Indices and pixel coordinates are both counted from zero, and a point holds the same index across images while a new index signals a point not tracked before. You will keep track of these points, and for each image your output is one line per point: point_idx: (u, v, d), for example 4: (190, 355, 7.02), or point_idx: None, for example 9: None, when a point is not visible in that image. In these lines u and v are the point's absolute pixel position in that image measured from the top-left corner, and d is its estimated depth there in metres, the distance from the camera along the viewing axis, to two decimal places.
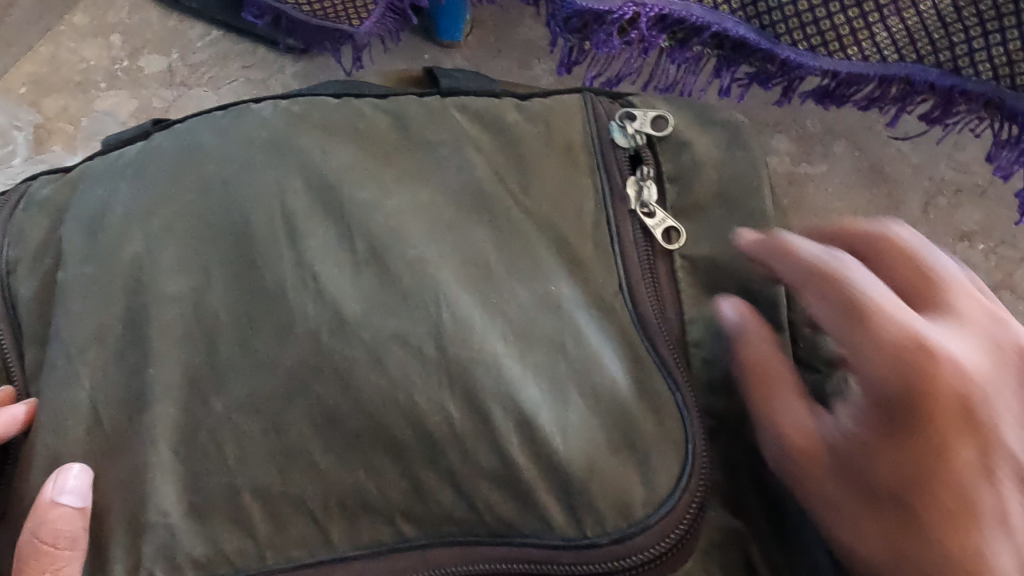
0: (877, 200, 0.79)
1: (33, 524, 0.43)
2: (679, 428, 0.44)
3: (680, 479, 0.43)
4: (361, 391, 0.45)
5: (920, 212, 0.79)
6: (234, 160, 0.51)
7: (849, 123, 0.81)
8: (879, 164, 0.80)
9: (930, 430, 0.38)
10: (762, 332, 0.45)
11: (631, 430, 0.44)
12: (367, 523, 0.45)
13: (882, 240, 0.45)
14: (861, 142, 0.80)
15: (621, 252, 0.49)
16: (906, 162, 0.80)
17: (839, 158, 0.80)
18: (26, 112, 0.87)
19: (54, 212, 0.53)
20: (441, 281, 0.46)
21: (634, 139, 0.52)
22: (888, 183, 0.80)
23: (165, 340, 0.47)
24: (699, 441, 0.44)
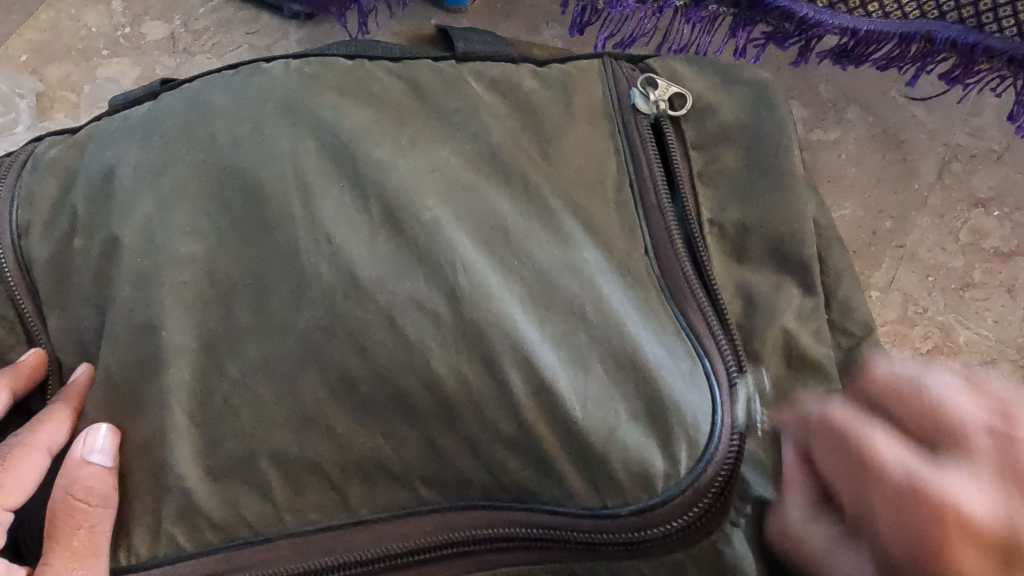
0: (893, 165, 0.75)
1: (63, 482, 0.44)
2: (709, 393, 0.43)
3: (705, 450, 0.42)
4: (378, 357, 0.44)
5: (934, 178, 0.75)
6: (247, 122, 0.50)
7: (863, 90, 0.76)
8: (893, 131, 0.76)
9: None
10: (795, 493, 0.39)
11: (654, 400, 0.43)
12: (385, 487, 0.45)
13: (885, 386, 0.36)
14: (876, 108, 0.76)
15: (646, 217, 0.48)
16: (920, 127, 0.75)
17: (854, 124, 0.76)
18: (28, 80, 0.85)
19: (63, 174, 0.52)
20: (455, 244, 0.45)
21: (656, 106, 0.50)
22: (903, 149, 0.75)
23: (179, 304, 0.47)
24: (727, 409, 0.43)
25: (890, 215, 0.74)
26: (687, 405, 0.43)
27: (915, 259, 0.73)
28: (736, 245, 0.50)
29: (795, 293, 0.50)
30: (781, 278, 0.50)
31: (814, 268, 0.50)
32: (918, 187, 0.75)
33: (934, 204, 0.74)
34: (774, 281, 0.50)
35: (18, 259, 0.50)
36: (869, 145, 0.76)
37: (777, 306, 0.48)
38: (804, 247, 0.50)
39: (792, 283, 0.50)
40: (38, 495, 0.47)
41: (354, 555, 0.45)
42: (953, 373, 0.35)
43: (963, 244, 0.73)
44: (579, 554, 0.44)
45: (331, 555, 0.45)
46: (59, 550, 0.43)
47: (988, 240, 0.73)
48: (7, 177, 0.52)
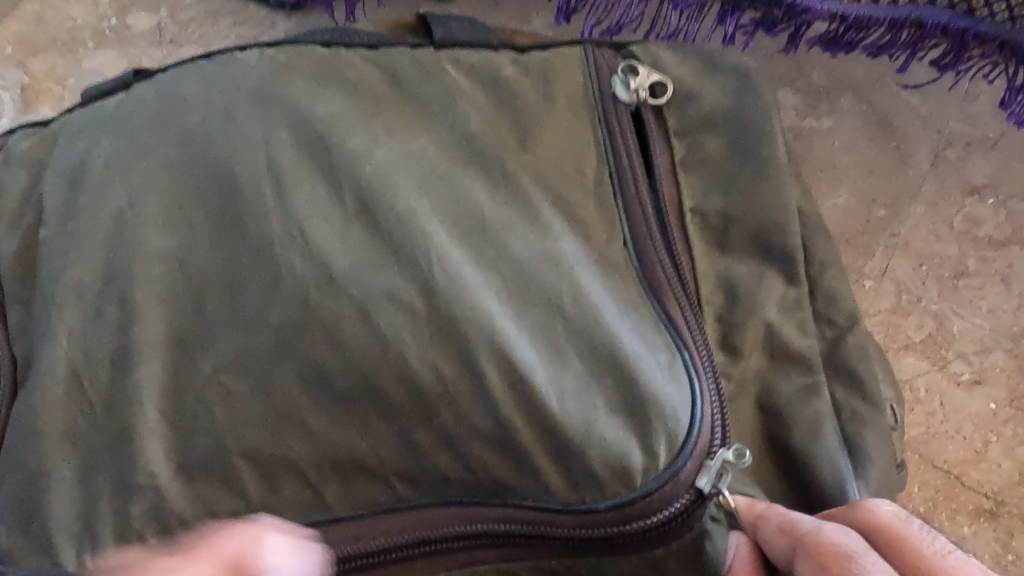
0: (885, 154, 0.74)
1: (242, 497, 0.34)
2: (689, 385, 0.43)
3: (685, 444, 0.41)
4: (352, 351, 0.43)
5: (928, 166, 0.73)
6: (219, 111, 0.49)
7: (857, 76, 0.74)
8: (888, 118, 0.74)
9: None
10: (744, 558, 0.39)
11: (633, 393, 0.42)
12: (361, 483, 0.44)
13: (886, 531, 0.36)
14: (870, 95, 0.74)
15: (625, 208, 0.47)
16: (915, 113, 0.73)
17: (847, 112, 0.74)
18: (12, 72, 0.84)
19: (33, 166, 0.53)
20: (431, 235, 0.44)
21: (636, 95, 0.49)
22: (897, 136, 0.74)
23: (150, 298, 0.46)
24: (708, 403, 0.43)
25: (884, 203, 0.73)
26: (666, 397, 0.42)
27: (909, 248, 0.72)
28: (719, 236, 0.49)
29: (778, 282, 0.49)
30: (765, 268, 0.49)
31: (798, 257, 0.49)
32: (911, 175, 0.73)
33: (928, 191, 0.73)
34: (757, 270, 0.49)
35: None
36: (862, 133, 0.74)
37: (756, 297, 0.48)
38: (788, 236, 0.49)
39: (775, 272, 0.49)
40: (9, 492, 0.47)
41: (330, 552, 0.44)
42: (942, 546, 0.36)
43: (957, 233, 0.72)
44: (558, 549, 0.44)
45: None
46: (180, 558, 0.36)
47: (982, 228, 0.72)
48: None
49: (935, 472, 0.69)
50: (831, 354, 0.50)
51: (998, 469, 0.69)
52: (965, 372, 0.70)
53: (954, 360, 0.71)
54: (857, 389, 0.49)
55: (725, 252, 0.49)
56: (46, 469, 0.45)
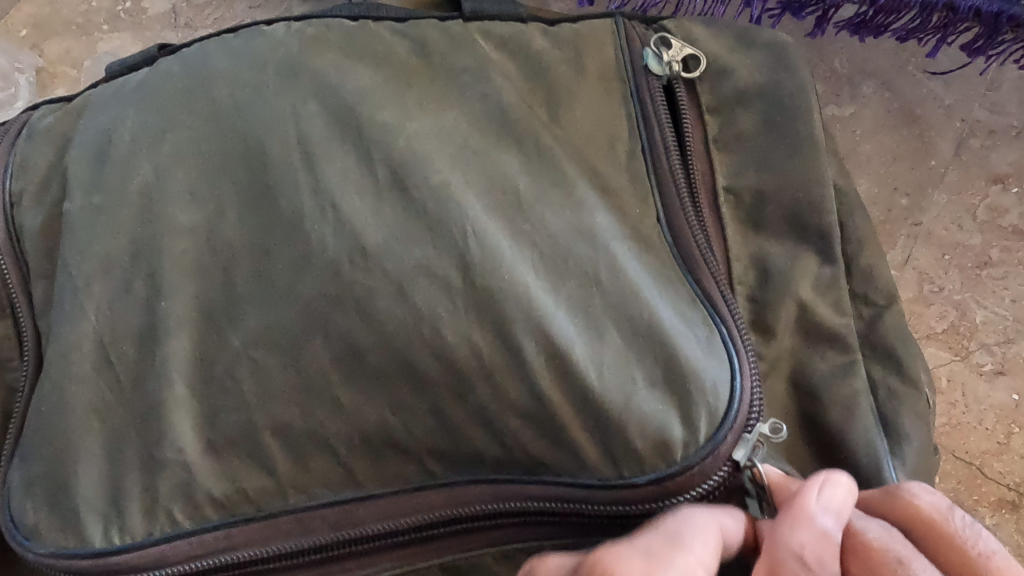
0: (908, 142, 0.72)
1: None
2: (727, 360, 0.42)
3: (725, 418, 0.40)
4: (385, 324, 0.42)
5: (951, 154, 0.72)
6: (248, 84, 0.48)
7: (880, 62, 0.73)
8: (910, 106, 0.73)
9: None
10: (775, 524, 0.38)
11: (672, 366, 0.41)
12: (392, 459, 0.43)
13: (931, 523, 0.35)
14: (893, 83, 0.73)
15: (658, 182, 0.46)
16: (938, 102, 0.72)
17: (870, 100, 0.73)
18: (27, 56, 0.82)
19: (57, 142, 0.52)
20: (465, 207, 0.43)
21: (669, 67, 0.48)
22: (920, 125, 0.72)
23: (179, 272, 0.46)
24: (747, 378, 0.41)
25: (905, 192, 0.72)
26: (705, 372, 0.41)
27: (931, 237, 0.71)
28: (753, 215, 0.48)
29: (812, 262, 0.48)
30: (800, 248, 0.48)
31: (832, 236, 0.48)
32: (934, 164, 0.72)
33: (952, 180, 0.71)
34: (792, 250, 0.48)
35: (10, 230, 0.51)
36: (883, 122, 0.73)
37: (792, 276, 0.47)
38: (822, 214, 0.48)
39: (809, 251, 0.48)
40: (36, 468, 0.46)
41: (363, 530, 0.44)
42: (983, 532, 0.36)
43: (981, 222, 0.71)
44: (592, 527, 0.43)
45: (340, 530, 0.44)
46: None
47: (1006, 217, 0.70)
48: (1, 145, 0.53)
49: (957, 463, 0.68)
50: (866, 333, 0.49)
51: (1020, 460, 0.67)
52: (987, 362, 0.69)
53: (976, 351, 0.69)
54: (895, 369, 0.48)
55: (759, 231, 0.48)
56: (75, 445, 0.45)
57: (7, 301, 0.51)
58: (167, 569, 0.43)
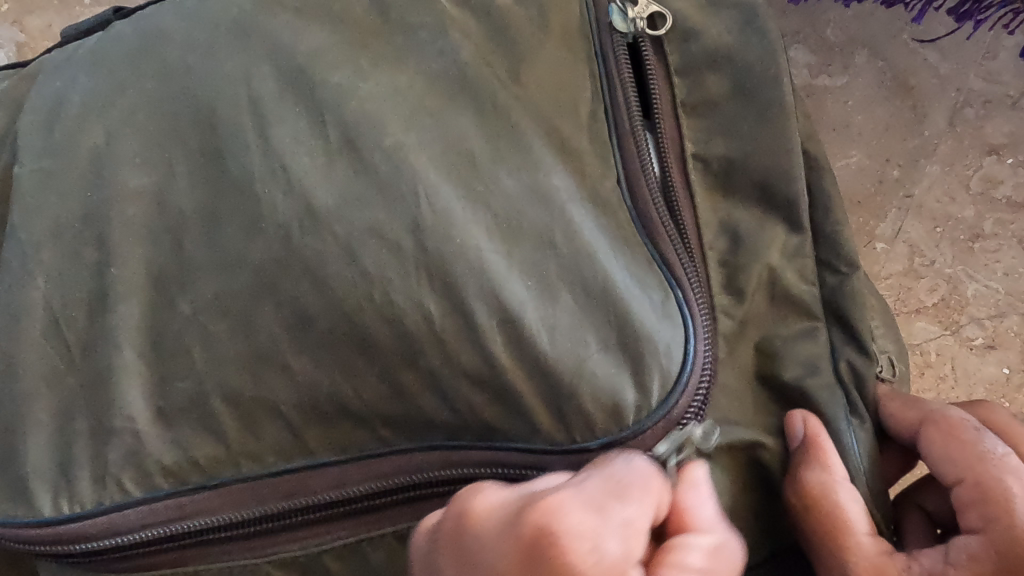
0: (901, 114, 0.70)
1: None
2: (682, 324, 0.41)
3: (678, 382, 0.40)
4: (334, 288, 0.41)
5: (945, 124, 0.70)
6: (200, 45, 0.47)
7: (872, 29, 0.71)
8: (903, 75, 0.71)
9: (829, 519, 0.41)
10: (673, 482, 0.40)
11: (626, 327, 0.40)
12: (343, 428, 0.43)
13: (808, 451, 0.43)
14: (885, 51, 0.71)
15: (619, 142, 0.45)
16: (931, 71, 0.70)
17: (861, 70, 0.71)
18: (5, 29, 0.79)
19: (11, 107, 0.51)
20: (419, 169, 0.42)
21: (634, 24, 0.46)
22: (913, 95, 0.70)
23: (129, 237, 0.45)
24: (701, 341, 0.41)
25: (897, 164, 0.70)
26: (659, 335, 0.40)
27: (922, 210, 0.69)
28: (721, 182, 0.46)
29: (772, 227, 0.46)
30: (764, 214, 0.47)
31: (795, 202, 0.46)
32: (927, 135, 0.70)
33: (944, 151, 0.70)
34: (759, 216, 0.46)
35: None
36: (876, 91, 0.71)
37: (759, 242, 0.46)
38: (787, 178, 0.46)
39: (777, 219, 0.47)
40: None
41: (313, 499, 0.43)
42: (943, 446, 0.41)
43: (974, 194, 0.69)
44: None
45: (290, 499, 0.43)
46: None
47: (1000, 188, 0.69)
48: None
49: None
50: (832, 303, 0.47)
51: None
52: (978, 336, 0.68)
53: (967, 324, 0.68)
54: (857, 336, 0.46)
55: (724, 195, 0.47)
56: (24, 413, 0.44)
57: None
58: (114, 539, 0.43)
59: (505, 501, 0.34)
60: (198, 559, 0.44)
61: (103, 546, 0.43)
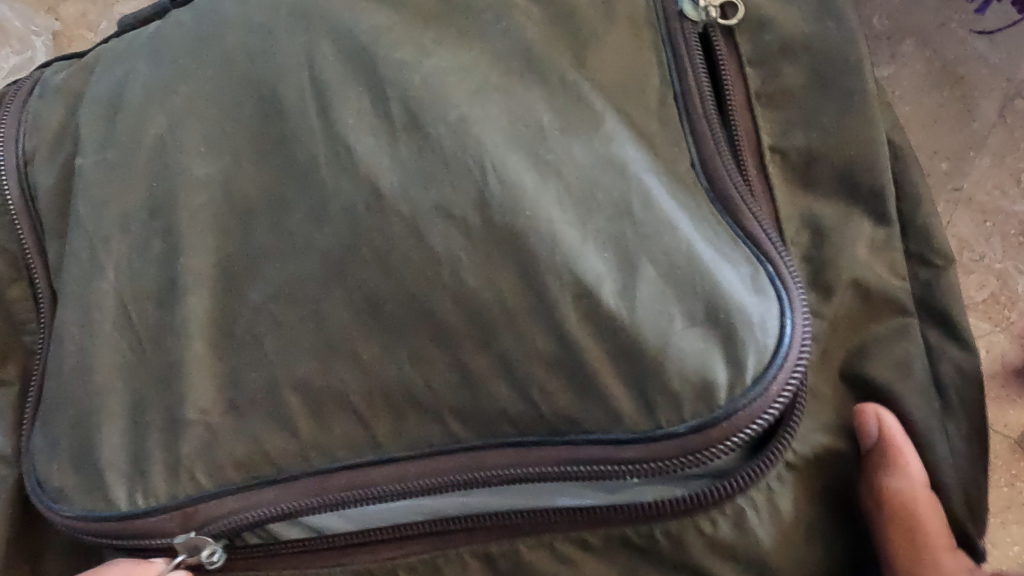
0: (950, 105, 0.68)
1: None
2: (774, 297, 0.39)
3: (776, 356, 0.37)
4: (403, 272, 0.41)
5: (997, 116, 0.68)
6: (260, 28, 0.46)
7: (921, 19, 0.69)
8: (953, 64, 0.68)
9: (908, 526, 0.42)
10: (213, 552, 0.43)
11: (714, 301, 0.38)
12: (414, 421, 0.41)
13: (885, 460, 0.42)
14: (933, 41, 0.69)
15: (692, 126, 0.43)
16: (983, 61, 0.68)
17: (909, 59, 0.69)
18: (43, 18, 0.77)
19: (70, 98, 0.51)
20: (486, 144, 0.41)
21: (705, 12, 0.44)
22: (963, 86, 0.68)
23: (197, 226, 0.44)
24: (798, 314, 0.39)
25: (946, 157, 0.68)
26: (750, 309, 0.38)
27: (972, 203, 0.67)
28: (803, 175, 0.45)
29: (857, 219, 0.46)
30: (842, 202, 0.46)
31: (873, 185, 0.46)
32: (978, 126, 0.68)
33: (996, 144, 0.67)
34: (838, 206, 0.46)
35: (26, 188, 0.50)
36: (925, 82, 0.69)
37: (840, 233, 0.45)
38: (857, 167, 0.45)
39: (861, 212, 0.46)
40: (51, 430, 0.45)
41: (373, 491, 0.41)
42: None
43: None
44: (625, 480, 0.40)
45: (348, 491, 0.42)
46: None
47: None
48: (14, 105, 0.52)
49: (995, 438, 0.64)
50: (924, 294, 0.47)
51: None
52: None
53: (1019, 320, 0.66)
54: (954, 332, 0.46)
55: (803, 183, 0.45)
56: (95, 405, 0.44)
57: (20, 250, 0.51)
58: (172, 538, 0.42)
59: None
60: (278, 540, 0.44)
61: (162, 545, 0.43)
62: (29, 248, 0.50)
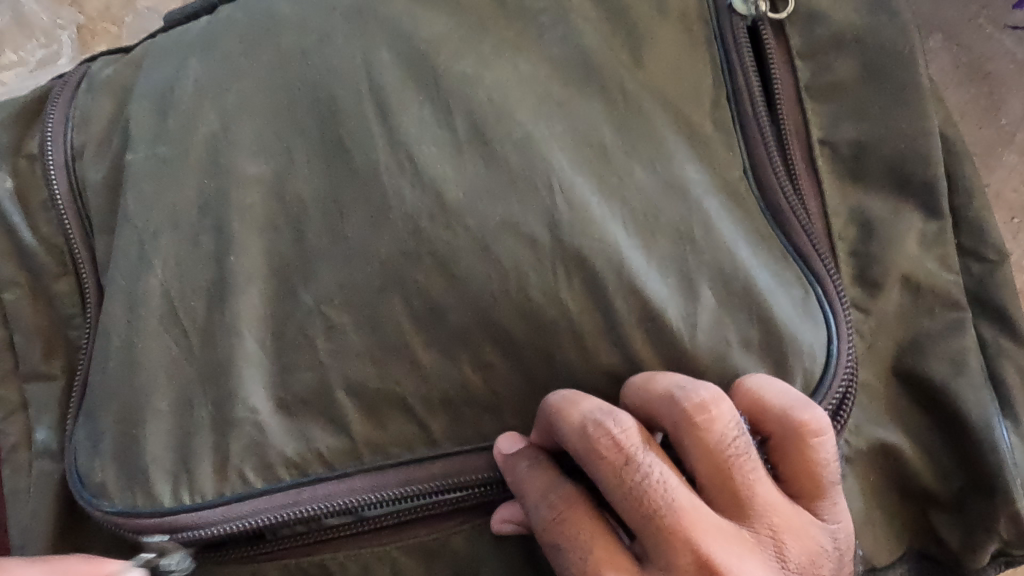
0: (977, 100, 0.68)
1: (700, 464, 0.36)
2: (824, 325, 0.42)
3: (822, 381, 0.41)
4: (468, 282, 0.41)
5: None
6: (315, 30, 0.46)
7: (948, 13, 0.69)
8: (981, 60, 0.68)
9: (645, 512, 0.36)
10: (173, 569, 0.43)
11: (769, 329, 0.41)
12: (469, 417, 0.43)
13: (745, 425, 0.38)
14: (961, 36, 0.68)
15: (743, 129, 0.44)
16: (1011, 57, 0.68)
17: (936, 55, 0.69)
18: (67, 10, 0.74)
19: (118, 93, 0.51)
20: (552, 160, 0.42)
21: (755, 5, 0.44)
22: (990, 82, 0.68)
23: (248, 226, 0.44)
24: (843, 340, 0.42)
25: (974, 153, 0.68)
26: (803, 337, 0.41)
27: (1000, 199, 0.67)
28: (851, 169, 0.46)
29: (914, 217, 0.45)
30: (899, 200, 0.46)
31: (931, 181, 0.45)
32: (1005, 122, 0.68)
33: None
34: (894, 205, 0.46)
35: (73, 184, 0.51)
36: (953, 77, 0.68)
37: (895, 231, 0.45)
38: (916, 161, 0.45)
39: (912, 205, 0.46)
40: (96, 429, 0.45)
41: (434, 484, 0.43)
42: None
43: None
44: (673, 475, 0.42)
45: (407, 485, 0.43)
46: (598, 464, 0.36)
47: None
48: (62, 96, 0.52)
49: None
50: (975, 289, 0.47)
51: None
52: None
53: None
54: (1008, 326, 0.47)
55: (857, 181, 0.46)
56: (144, 404, 0.44)
57: (65, 242, 0.51)
58: (215, 528, 0.42)
59: (588, 411, 0.37)
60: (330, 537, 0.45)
61: (203, 535, 0.43)
62: (79, 245, 0.51)
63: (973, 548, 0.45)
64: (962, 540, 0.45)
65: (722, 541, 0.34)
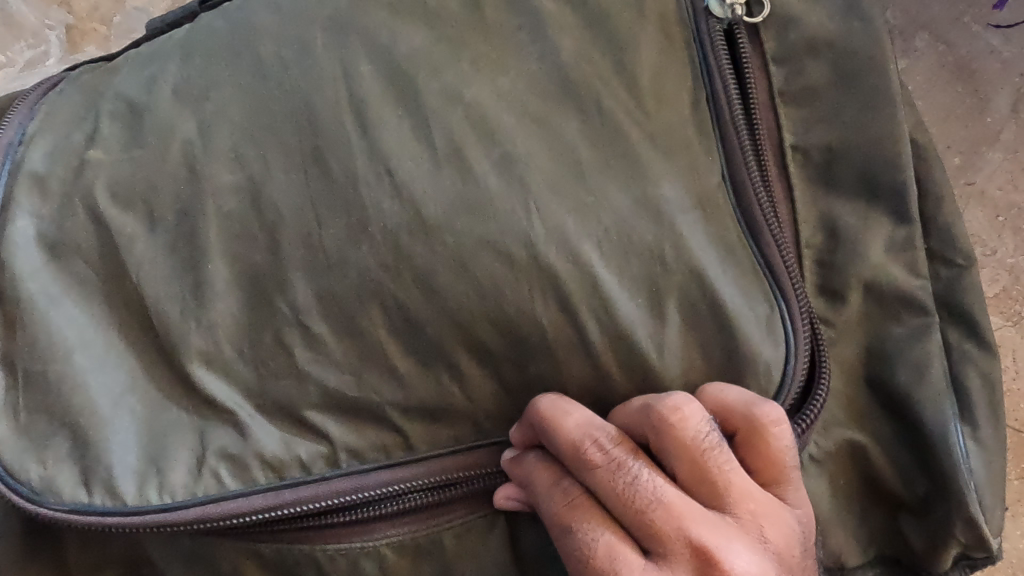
0: (962, 99, 0.68)
1: (678, 460, 0.37)
2: (784, 341, 0.43)
3: (776, 395, 0.42)
4: (445, 295, 0.42)
5: (1009, 110, 0.68)
6: (294, 40, 0.46)
7: (934, 13, 0.69)
8: (965, 59, 0.68)
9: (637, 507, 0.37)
10: None
11: (732, 345, 0.42)
12: (445, 422, 0.44)
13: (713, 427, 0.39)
14: (946, 35, 0.69)
15: (722, 133, 0.44)
16: (995, 56, 0.68)
17: (922, 54, 0.69)
18: (55, 11, 0.75)
19: (90, 94, 0.50)
20: (528, 177, 0.42)
21: (731, 10, 0.45)
22: (975, 81, 0.68)
23: (224, 235, 0.44)
24: (800, 358, 0.43)
25: (958, 151, 0.68)
26: (762, 351, 0.42)
27: (984, 198, 0.67)
28: (823, 175, 0.46)
29: (883, 223, 0.46)
30: (870, 209, 0.46)
31: (900, 189, 0.46)
32: (990, 121, 0.68)
33: (1008, 138, 0.68)
34: (864, 213, 0.46)
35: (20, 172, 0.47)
36: (938, 77, 0.69)
37: (862, 240, 0.46)
38: (885, 170, 0.45)
39: (882, 211, 0.46)
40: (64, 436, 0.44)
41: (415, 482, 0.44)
42: None
43: None
44: None
45: (389, 485, 0.44)
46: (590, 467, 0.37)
47: None
48: (28, 101, 0.50)
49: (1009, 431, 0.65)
50: (946, 294, 0.48)
51: None
52: None
53: None
54: (975, 332, 0.47)
55: (829, 189, 0.46)
56: (124, 409, 0.45)
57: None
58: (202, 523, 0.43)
59: (573, 418, 0.38)
60: (309, 538, 0.46)
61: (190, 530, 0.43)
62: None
63: (935, 553, 0.46)
64: (925, 543, 0.46)
65: (708, 528, 0.35)
